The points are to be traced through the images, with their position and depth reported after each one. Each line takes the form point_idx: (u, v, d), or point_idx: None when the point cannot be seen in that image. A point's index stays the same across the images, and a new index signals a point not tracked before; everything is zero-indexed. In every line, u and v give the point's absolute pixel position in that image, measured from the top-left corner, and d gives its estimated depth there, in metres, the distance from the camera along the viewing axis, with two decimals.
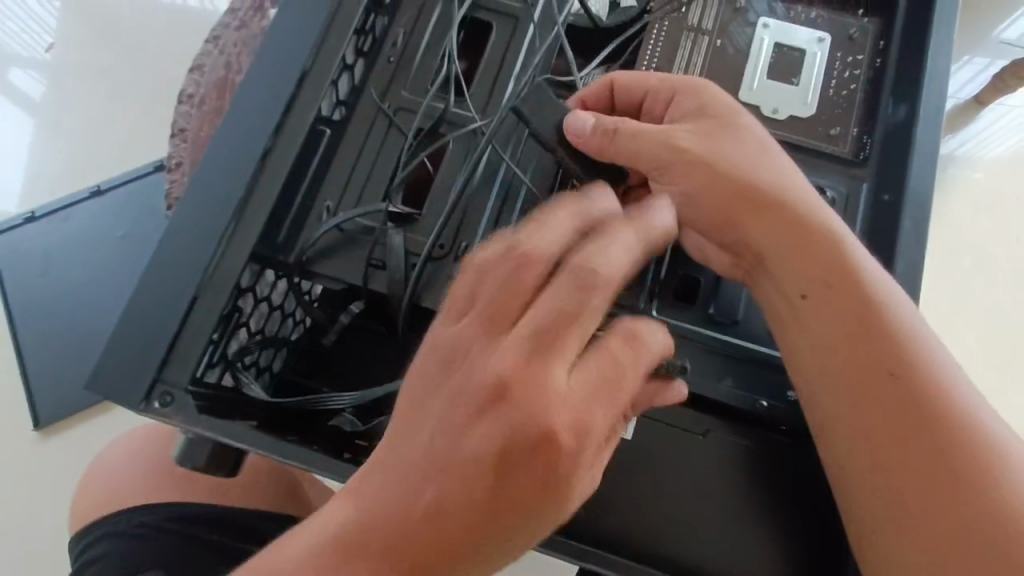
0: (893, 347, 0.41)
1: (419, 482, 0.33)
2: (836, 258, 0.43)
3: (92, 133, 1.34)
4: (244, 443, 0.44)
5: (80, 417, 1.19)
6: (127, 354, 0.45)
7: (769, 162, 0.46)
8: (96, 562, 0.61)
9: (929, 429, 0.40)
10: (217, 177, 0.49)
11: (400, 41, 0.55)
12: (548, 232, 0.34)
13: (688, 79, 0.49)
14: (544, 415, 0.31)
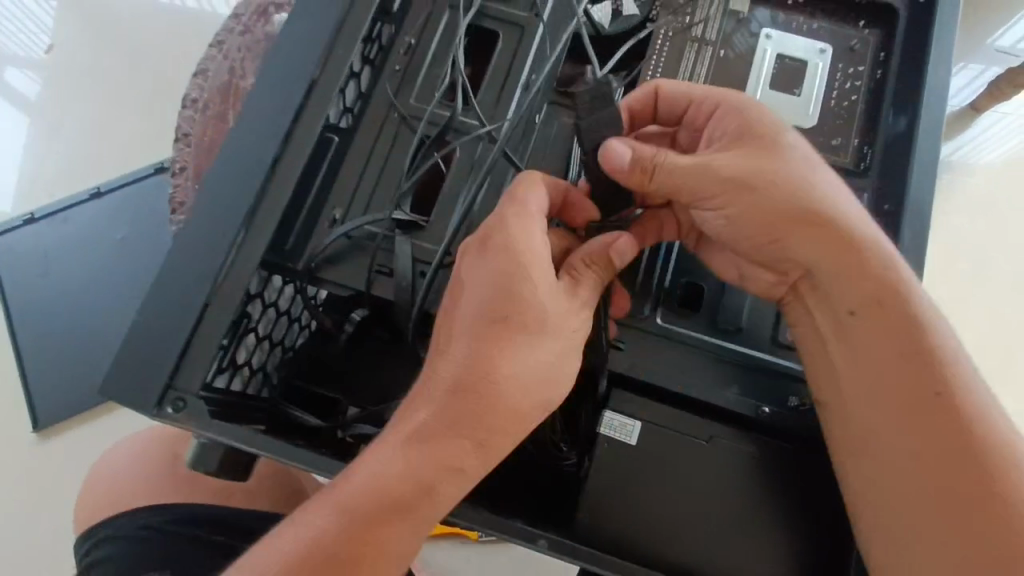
0: (938, 368, 0.42)
1: (447, 392, 0.44)
2: (890, 280, 0.44)
3: (92, 136, 1.34)
4: (254, 448, 0.45)
5: (78, 420, 1.19)
6: (139, 360, 0.45)
7: (822, 183, 0.45)
8: (99, 565, 0.62)
9: (963, 447, 0.41)
10: (227, 184, 0.50)
11: (408, 50, 0.56)
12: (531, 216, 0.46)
13: (738, 94, 0.47)
14: (536, 327, 0.45)
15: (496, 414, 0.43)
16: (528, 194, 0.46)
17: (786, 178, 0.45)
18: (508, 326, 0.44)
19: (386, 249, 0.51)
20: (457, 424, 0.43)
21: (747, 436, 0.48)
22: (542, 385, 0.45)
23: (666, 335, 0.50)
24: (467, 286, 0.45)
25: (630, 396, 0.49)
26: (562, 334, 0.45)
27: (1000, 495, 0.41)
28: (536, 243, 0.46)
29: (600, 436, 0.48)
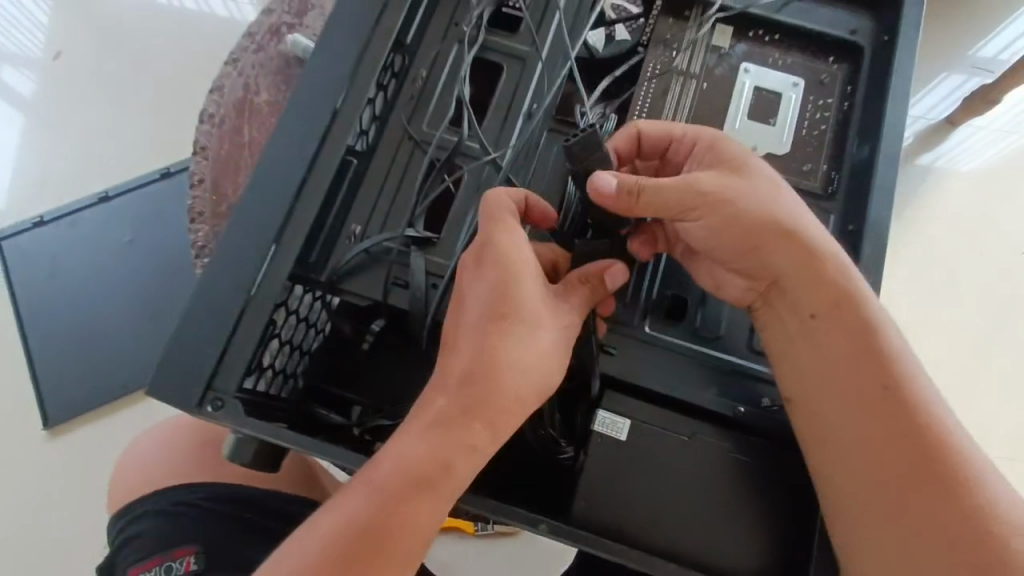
0: (888, 365, 0.47)
1: (454, 387, 0.49)
2: (845, 286, 0.49)
3: (100, 141, 1.38)
4: (285, 442, 0.50)
5: (87, 417, 1.23)
6: (183, 364, 0.51)
7: (786, 201, 0.51)
8: (139, 537, 0.69)
9: (911, 434, 0.46)
10: (258, 205, 0.55)
11: (419, 80, 0.62)
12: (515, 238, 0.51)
13: (712, 131, 0.54)
14: (530, 330, 0.50)
15: (500, 401, 0.49)
16: (495, 208, 0.51)
17: (755, 196, 0.50)
18: (507, 324, 0.49)
19: (400, 263, 0.56)
20: (466, 411, 0.48)
21: (724, 431, 0.54)
22: (542, 372, 0.50)
23: (653, 342, 0.56)
24: (468, 294, 0.50)
25: (618, 396, 0.55)
26: (557, 327, 0.50)
27: (951, 478, 0.45)
28: (523, 253, 0.51)
29: (593, 432, 0.54)
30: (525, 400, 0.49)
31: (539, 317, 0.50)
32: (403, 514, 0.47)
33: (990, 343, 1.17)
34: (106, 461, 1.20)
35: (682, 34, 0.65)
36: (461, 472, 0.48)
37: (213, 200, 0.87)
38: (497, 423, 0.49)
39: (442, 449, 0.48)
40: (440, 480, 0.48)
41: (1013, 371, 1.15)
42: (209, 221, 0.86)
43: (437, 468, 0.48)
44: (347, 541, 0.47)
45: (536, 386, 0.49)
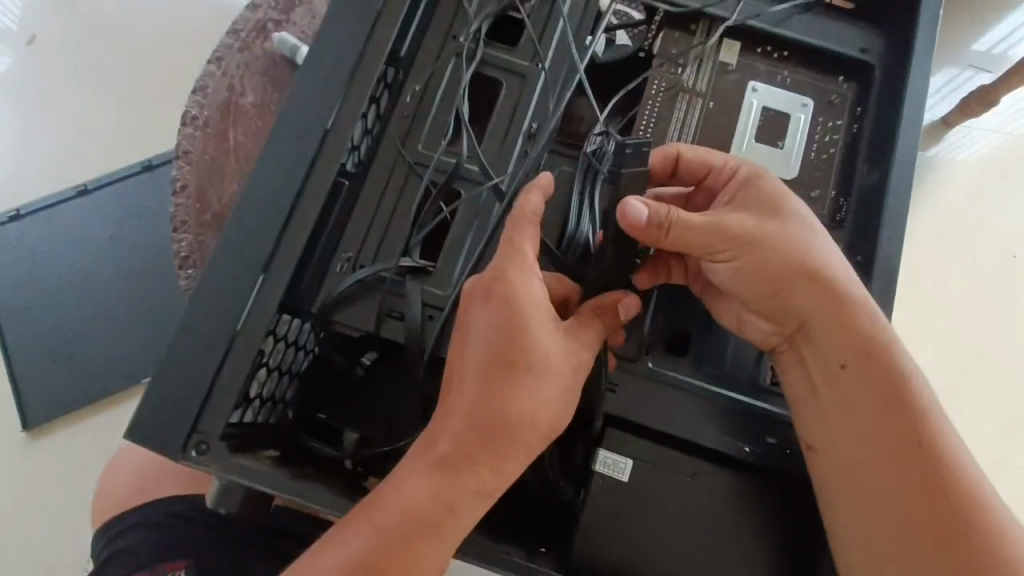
0: (920, 417, 0.47)
1: (457, 433, 0.47)
2: (877, 337, 0.49)
3: (78, 133, 1.32)
4: (270, 488, 0.49)
5: (67, 419, 1.20)
6: (165, 407, 0.48)
7: (821, 247, 0.50)
8: (126, 551, 0.68)
9: (941, 488, 0.46)
10: (245, 232, 0.52)
11: (414, 96, 0.59)
12: (533, 277, 0.50)
13: (751, 165, 0.54)
14: (537, 376, 0.48)
15: (505, 446, 0.47)
16: (523, 241, 0.50)
17: (789, 242, 0.50)
18: (514, 367, 0.47)
19: (394, 294, 0.54)
20: (470, 457, 0.46)
21: (728, 471, 0.53)
22: (548, 416, 0.48)
23: (659, 378, 0.54)
24: (472, 330, 0.49)
25: (620, 434, 0.54)
26: (566, 370, 0.49)
27: (970, 533, 0.45)
28: (535, 293, 0.49)
29: (594, 473, 0.53)
30: (530, 446, 0.48)
31: (547, 359, 0.48)
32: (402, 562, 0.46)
33: (981, 348, 1.17)
34: (90, 464, 1.18)
35: (688, 49, 0.62)
36: (463, 518, 0.47)
37: (197, 207, 0.83)
38: (501, 469, 0.47)
39: (445, 496, 0.46)
40: (442, 527, 0.46)
41: (1004, 377, 1.16)
42: (193, 230, 0.83)
43: (439, 515, 0.46)
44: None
45: (542, 431, 0.48)
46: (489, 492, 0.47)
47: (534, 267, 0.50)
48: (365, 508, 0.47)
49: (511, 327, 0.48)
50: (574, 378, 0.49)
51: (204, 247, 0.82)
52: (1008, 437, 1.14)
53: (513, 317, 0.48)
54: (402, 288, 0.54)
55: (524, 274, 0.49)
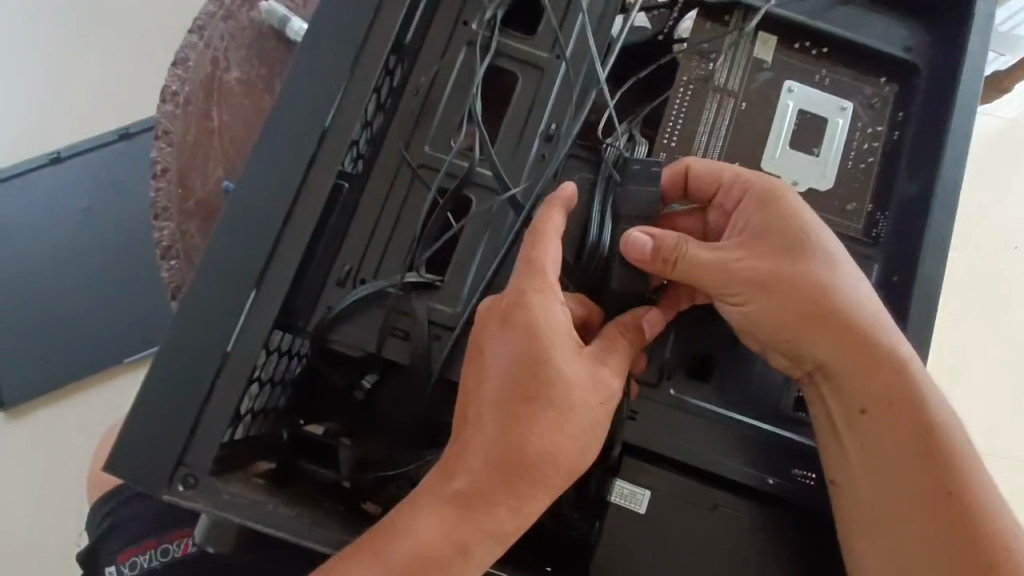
0: (949, 466, 0.44)
1: (475, 470, 0.43)
2: (904, 381, 0.46)
3: (49, 99, 1.24)
4: (272, 528, 0.45)
5: (48, 398, 1.17)
6: (149, 439, 0.45)
7: (847, 284, 0.47)
8: (125, 524, 0.65)
9: (975, 543, 0.43)
10: (235, 242, 0.47)
11: (422, 90, 0.54)
12: (556, 310, 0.45)
13: (766, 180, 0.49)
14: (561, 412, 0.43)
15: (526, 486, 0.43)
16: (545, 259, 0.45)
17: (810, 281, 0.47)
18: (531, 399, 0.43)
19: (399, 311, 0.50)
20: (487, 496, 0.43)
21: (754, 505, 0.50)
22: (574, 454, 0.44)
23: (680, 406, 0.51)
24: (489, 358, 0.45)
25: (641, 464, 0.50)
26: (595, 402, 0.44)
27: None
28: (557, 319, 0.45)
29: (609, 503, 0.50)
30: (552, 485, 0.44)
31: (571, 391, 0.44)
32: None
33: (980, 341, 1.16)
34: (74, 445, 1.15)
35: (721, 43, 0.57)
36: (478, 560, 0.44)
37: (180, 192, 0.78)
38: (523, 510, 0.43)
39: (460, 537, 0.43)
40: (453, 569, 0.43)
41: (999, 371, 1.15)
42: (175, 218, 0.77)
43: (450, 557, 0.43)
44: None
45: (566, 470, 0.44)
46: (509, 534, 0.44)
47: (556, 287, 0.45)
48: (370, 544, 0.43)
49: (529, 358, 0.44)
50: (603, 411, 0.45)
51: (187, 237, 0.77)
52: (1001, 431, 1.13)
53: (533, 347, 0.44)
54: (408, 305, 0.50)
55: (546, 303, 0.44)
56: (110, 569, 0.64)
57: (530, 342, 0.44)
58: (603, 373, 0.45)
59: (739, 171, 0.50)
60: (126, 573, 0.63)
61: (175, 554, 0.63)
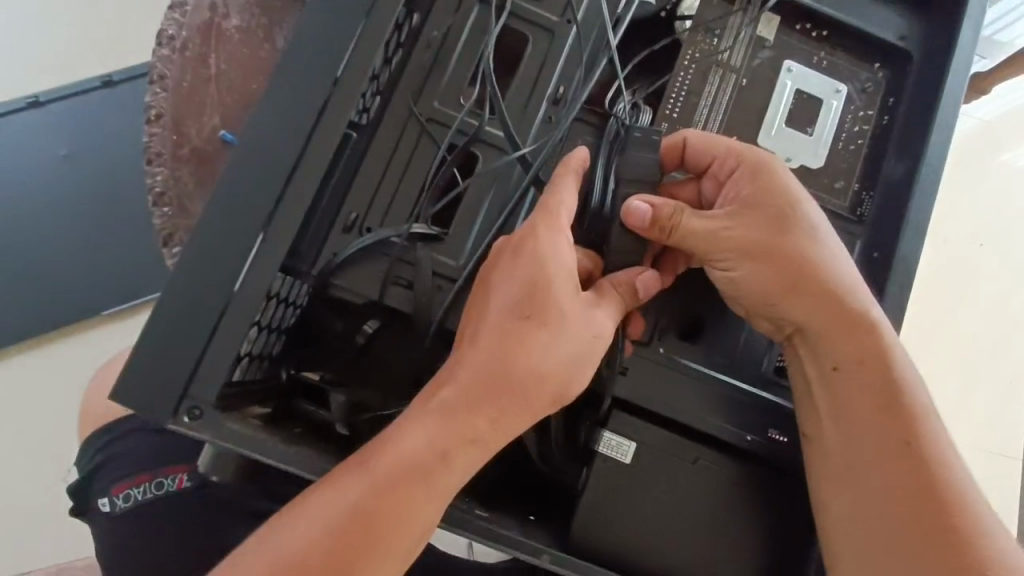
0: (911, 421, 0.48)
1: (469, 389, 0.44)
2: (874, 341, 0.49)
3: (31, 42, 1.20)
4: (268, 457, 0.47)
5: (32, 345, 1.15)
6: (156, 368, 0.45)
7: (826, 250, 0.50)
8: (111, 461, 0.66)
9: (930, 491, 0.47)
10: (246, 182, 0.48)
11: (434, 44, 0.54)
12: (567, 252, 0.46)
13: (759, 155, 0.51)
14: (556, 340, 0.45)
15: (510, 399, 0.44)
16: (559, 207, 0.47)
17: (794, 247, 0.49)
18: (528, 327, 0.45)
19: (404, 261, 0.51)
20: (471, 405, 0.44)
21: (733, 459, 0.53)
22: (559, 374, 0.45)
23: (670, 365, 0.54)
24: (496, 287, 0.46)
25: (628, 418, 0.53)
26: (583, 329, 0.46)
27: (959, 531, 0.46)
28: (565, 255, 0.46)
29: (596, 455, 0.52)
30: (536, 403, 0.45)
31: (561, 317, 0.45)
32: (393, 508, 0.43)
33: (944, 330, 1.21)
34: (57, 392, 1.14)
35: (726, 19, 0.59)
36: (460, 468, 0.44)
37: (174, 139, 0.77)
38: (502, 422, 0.45)
39: (443, 443, 0.44)
40: (436, 476, 0.43)
41: (954, 358, 1.21)
42: (169, 164, 0.76)
43: (432, 463, 0.43)
44: (332, 538, 0.42)
45: (550, 391, 0.45)
46: (485, 441, 0.45)
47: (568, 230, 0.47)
48: (364, 457, 0.43)
49: (533, 294, 0.45)
50: (593, 347, 0.46)
51: (180, 184, 0.76)
52: (953, 416, 1.19)
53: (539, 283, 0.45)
54: (413, 255, 0.51)
55: (556, 246, 0.46)
56: (102, 500, 0.65)
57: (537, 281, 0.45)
58: (604, 319, 0.47)
59: (736, 145, 0.52)
60: (119, 504, 0.65)
61: (169, 488, 0.65)
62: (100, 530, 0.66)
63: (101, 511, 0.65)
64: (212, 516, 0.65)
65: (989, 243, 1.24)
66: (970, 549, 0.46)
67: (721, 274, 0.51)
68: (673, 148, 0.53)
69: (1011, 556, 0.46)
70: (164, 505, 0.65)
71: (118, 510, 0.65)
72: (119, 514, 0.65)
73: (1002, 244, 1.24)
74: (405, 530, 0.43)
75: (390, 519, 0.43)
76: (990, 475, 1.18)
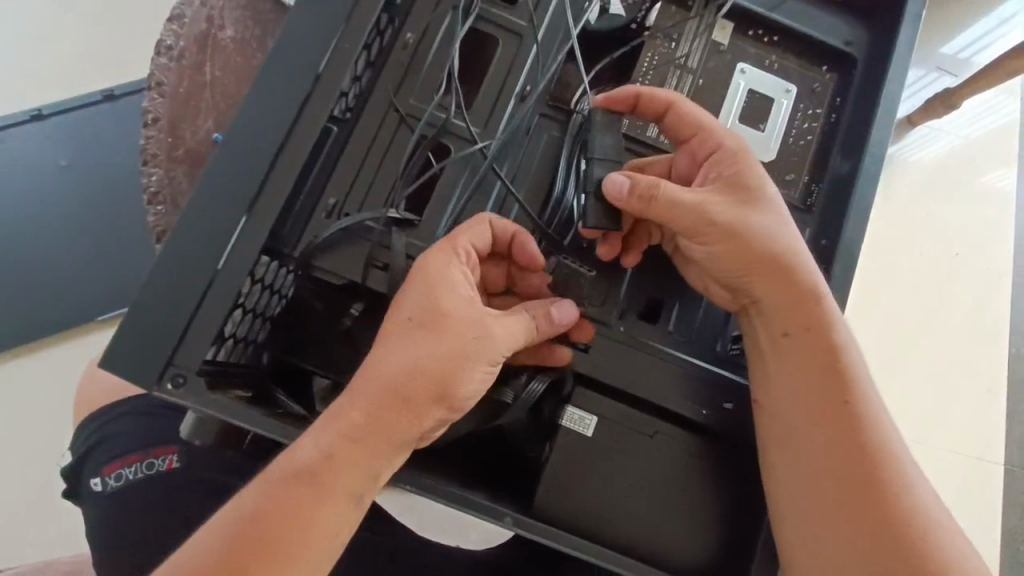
0: (851, 382, 0.52)
1: (378, 397, 0.47)
2: (818, 311, 0.53)
3: (34, 56, 1.25)
4: (246, 424, 0.50)
5: (33, 346, 1.17)
6: (141, 342, 0.48)
7: (786, 232, 0.54)
8: (105, 442, 0.70)
9: (864, 449, 0.50)
10: (231, 169, 0.51)
11: (410, 46, 0.59)
12: (461, 283, 0.50)
13: (737, 141, 0.56)
14: (466, 351, 0.48)
15: (384, 397, 0.47)
16: (461, 232, 0.51)
17: (760, 227, 0.53)
18: (434, 336, 0.48)
19: (381, 245, 0.55)
20: (349, 409, 0.47)
21: (691, 432, 0.56)
22: (432, 369, 0.47)
23: (628, 341, 0.57)
24: (405, 297, 0.49)
25: (593, 395, 0.56)
26: (457, 325, 0.49)
27: (890, 487, 0.49)
28: (460, 285, 0.50)
29: (560, 428, 0.55)
30: (413, 399, 0.47)
31: (435, 320, 0.49)
32: (288, 511, 0.45)
33: (917, 334, 1.24)
34: (52, 391, 1.16)
35: (683, 25, 0.63)
36: (348, 466, 0.46)
37: (169, 141, 0.81)
38: (381, 419, 0.47)
39: (330, 445, 0.46)
40: (344, 482, 0.46)
41: (931, 364, 1.23)
42: (164, 164, 0.80)
43: (319, 464, 0.46)
44: (246, 543, 0.45)
45: (427, 387, 0.47)
46: (371, 442, 0.47)
47: (461, 257, 0.51)
48: (279, 463, 0.47)
49: (450, 305, 0.49)
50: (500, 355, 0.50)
51: (174, 183, 0.80)
52: (933, 419, 1.21)
53: (450, 299, 0.49)
54: (387, 239, 0.55)
55: (451, 272, 0.50)
56: (95, 480, 0.69)
57: (447, 296, 0.49)
58: (514, 322, 0.51)
59: (714, 121, 0.56)
60: (110, 483, 0.68)
61: (159, 469, 0.68)
62: (91, 507, 0.69)
63: (93, 491, 0.69)
64: (196, 497, 0.68)
65: (963, 252, 1.28)
66: (903, 506, 0.49)
67: (699, 247, 0.54)
68: (669, 108, 0.56)
69: (936, 512, 0.50)
70: (152, 485, 0.68)
71: (109, 489, 0.68)
72: (110, 492, 0.68)
73: (975, 254, 1.29)
74: (303, 532, 0.46)
75: (288, 523, 0.46)
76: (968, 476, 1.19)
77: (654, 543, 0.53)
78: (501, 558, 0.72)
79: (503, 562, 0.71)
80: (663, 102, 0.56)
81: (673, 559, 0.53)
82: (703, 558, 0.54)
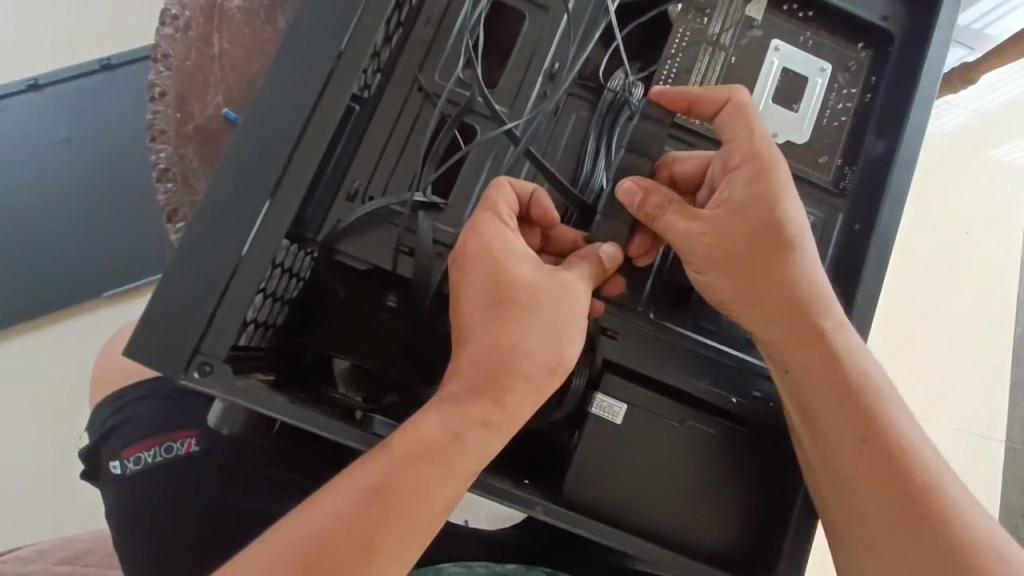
0: (866, 419, 0.50)
1: (491, 381, 0.45)
2: (826, 345, 0.51)
3: (29, 22, 1.20)
4: (275, 413, 0.49)
5: (36, 322, 1.16)
6: (167, 328, 0.47)
7: (800, 262, 0.52)
8: (122, 424, 0.69)
9: (895, 480, 0.48)
10: (253, 150, 0.49)
11: (434, 20, 0.57)
12: (527, 261, 0.48)
13: (770, 150, 0.52)
14: (565, 334, 0.47)
15: (497, 377, 0.45)
16: (496, 197, 0.49)
17: (766, 263, 0.51)
18: (536, 317, 0.47)
19: (408, 230, 0.53)
20: (477, 391, 0.45)
21: (722, 424, 0.55)
22: (542, 357, 0.46)
23: (659, 326, 0.57)
24: (469, 278, 0.48)
25: (620, 381, 0.56)
26: (553, 309, 0.47)
27: (933, 514, 0.48)
28: (519, 248, 0.49)
29: (590, 415, 0.55)
30: (525, 387, 0.46)
31: (542, 300, 0.47)
32: (412, 488, 0.43)
33: (927, 314, 1.24)
34: (60, 368, 1.15)
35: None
36: (474, 447, 0.45)
37: (178, 116, 0.79)
38: (509, 403, 0.46)
39: (457, 424, 0.45)
40: (460, 460, 0.44)
41: (942, 344, 1.23)
42: (173, 140, 0.78)
43: (446, 443, 0.44)
44: (361, 519, 0.42)
45: (539, 370, 0.46)
46: (499, 424, 0.46)
47: (510, 222, 0.49)
48: (403, 438, 0.44)
49: (537, 290, 0.47)
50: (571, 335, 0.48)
51: (183, 161, 0.78)
52: (940, 397, 1.21)
53: (537, 280, 0.48)
54: (413, 223, 0.53)
55: (518, 247, 0.49)
56: (113, 463, 0.69)
57: (534, 276, 0.48)
58: (574, 284, 0.49)
59: (757, 130, 0.53)
60: (130, 466, 0.68)
61: (177, 453, 0.68)
62: (110, 490, 0.69)
63: (112, 473, 0.68)
64: (218, 480, 0.68)
65: (977, 231, 1.27)
66: (951, 529, 0.47)
67: (693, 276, 0.54)
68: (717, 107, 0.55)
69: (982, 532, 0.48)
70: (171, 468, 0.68)
71: (129, 472, 0.68)
72: (129, 475, 0.68)
73: (988, 233, 1.28)
74: (424, 511, 0.43)
75: (408, 499, 0.43)
76: (974, 454, 1.20)
77: (685, 528, 0.53)
78: (518, 538, 0.73)
79: (521, 543, 0.72)
80: (716, 101, 0.54)
81: (700, 544, 0.53)
82: (732, 541, 0.54)
